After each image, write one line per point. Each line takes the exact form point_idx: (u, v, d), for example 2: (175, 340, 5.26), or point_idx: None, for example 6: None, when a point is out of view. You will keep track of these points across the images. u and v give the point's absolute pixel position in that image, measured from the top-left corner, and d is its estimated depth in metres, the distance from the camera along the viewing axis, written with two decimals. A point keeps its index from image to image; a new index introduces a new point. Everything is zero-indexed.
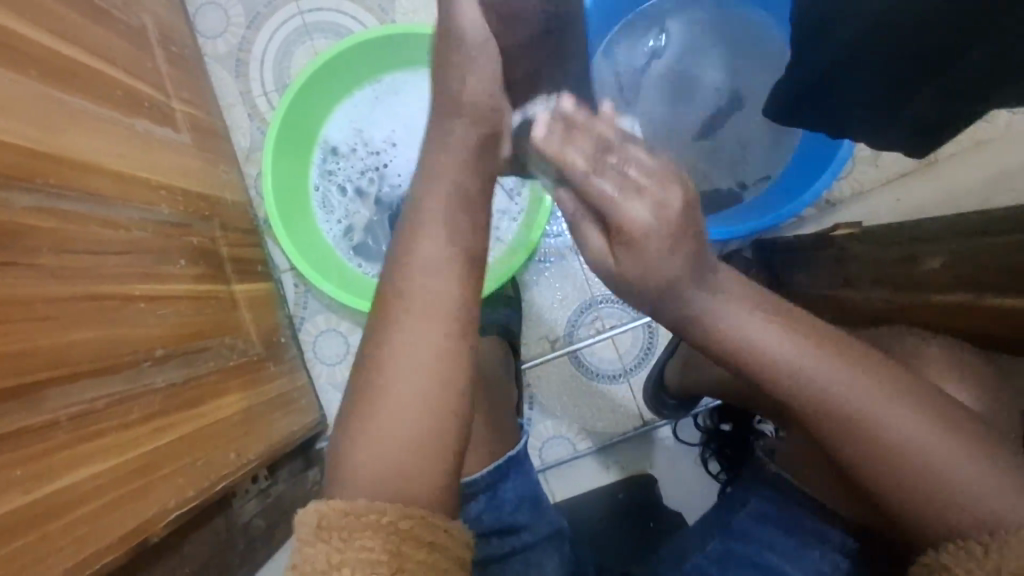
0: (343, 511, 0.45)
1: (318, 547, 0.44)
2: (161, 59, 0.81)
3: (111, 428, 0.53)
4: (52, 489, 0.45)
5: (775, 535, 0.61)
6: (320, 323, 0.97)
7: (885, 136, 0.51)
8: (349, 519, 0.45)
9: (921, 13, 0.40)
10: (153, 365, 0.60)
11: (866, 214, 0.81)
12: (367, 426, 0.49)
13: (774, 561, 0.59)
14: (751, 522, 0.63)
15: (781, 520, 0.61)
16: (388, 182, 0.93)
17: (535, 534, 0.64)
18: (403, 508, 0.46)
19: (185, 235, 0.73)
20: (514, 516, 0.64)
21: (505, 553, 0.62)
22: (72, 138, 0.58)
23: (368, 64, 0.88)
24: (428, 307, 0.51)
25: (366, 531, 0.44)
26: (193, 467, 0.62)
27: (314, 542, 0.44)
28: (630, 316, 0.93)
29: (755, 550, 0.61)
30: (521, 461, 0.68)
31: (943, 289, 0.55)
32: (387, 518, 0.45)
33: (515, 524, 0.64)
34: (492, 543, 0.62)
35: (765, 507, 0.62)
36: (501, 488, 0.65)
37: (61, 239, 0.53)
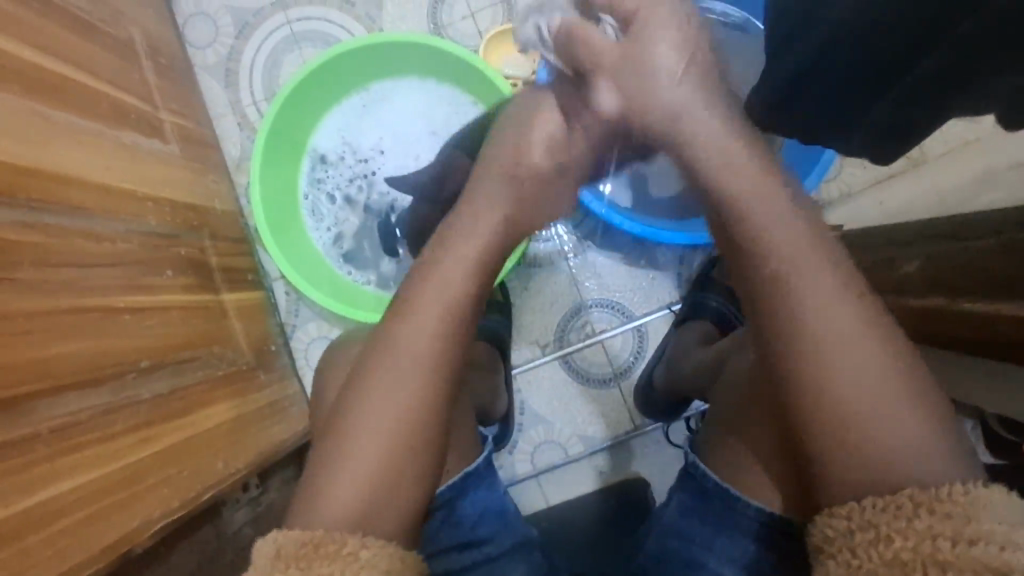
0: (302, 541, 0.44)
1: (275, 575, 0.42)
2: (149, 70, 0.82)
3: (93, 443, 0.53)
4: (33, 503, 0.46)
5: (695, 526, 0.60)
6: (311, 331, 0.97)
7: (854, 141, 0.52)
8: (308, 548, 0.43)
9: (884, 22, 0.41)
10: (139, 377, 0.61)
11: (850, 216, 0.81)
12: (354, 444, 0.51)
13: (699, 554, 0.59)
14: (676, 516, 0.62)
15: (716, 519, 0.59)
16: (376, 189, 0.93)
17: (498, 546, 0.64)
18: (362, 538, 0.45)
19: (174, 246, 0.74)
20: (474, 530, 0.64)
21: (465, 566, 0.62)
22: (57, 152, 0.59)
23: (355, 72, 0.88)
24: (415, 336, 0.55)
25: (325, 560, 0.43)
26: (180, 477, 0.62)
27: (271, 571, 0.42)
28: (620, 320, 0.93)
29: (692, 549, 0.60)
30: (485, 474, 0.67)
31: (921, 292, 0.55)
32: (349, 548, 0.44)
33: (475, 538, 0.63)
34: (452, 557, 0.62)
35: (688, 500, 0.61)
36: (460, 504, 0.63)
37: (44, 253, 0.54)
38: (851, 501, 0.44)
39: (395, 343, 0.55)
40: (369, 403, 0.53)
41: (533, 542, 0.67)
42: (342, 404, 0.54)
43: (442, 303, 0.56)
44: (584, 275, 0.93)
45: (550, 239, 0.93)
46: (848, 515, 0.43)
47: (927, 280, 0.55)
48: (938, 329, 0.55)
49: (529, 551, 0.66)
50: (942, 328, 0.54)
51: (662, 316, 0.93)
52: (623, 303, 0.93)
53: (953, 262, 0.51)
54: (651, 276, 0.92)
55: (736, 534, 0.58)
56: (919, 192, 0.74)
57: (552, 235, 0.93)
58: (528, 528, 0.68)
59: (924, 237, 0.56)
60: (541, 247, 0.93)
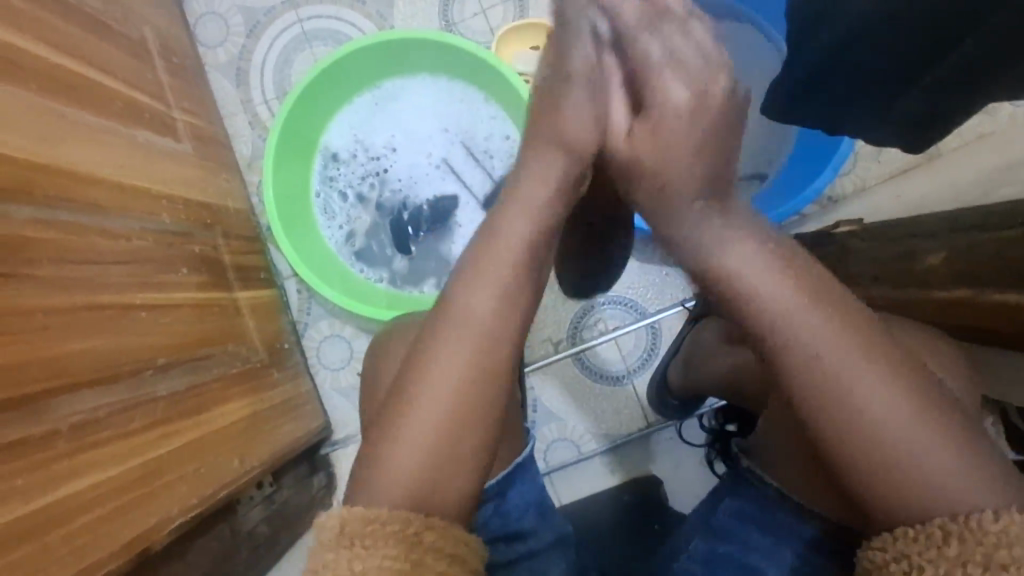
0: (367, 519, 0.46)
1: (341, 552, 0.44)
2: (161, 69, 0.82)
3: (112, 438, 0.53)
4: (52, 501, 0.45)
5: (751, 531, 0.58)
6: (323, 329, 0.97)
7: (878, 133, 0.51)
8: (371, 528, 0.46)
9: (909, 9, 0.41)
10: (155, 374, 0.61)
11: (866, 210, 0.80)
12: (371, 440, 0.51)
13: (756, 562, 0.57)
14: (729, 520, 0.60)
15: (780, 528, 0.57)
16: (389, 187, 0.93)
17: (540, 542, 0.64)
18: (425, 519, 0.47)
19: (187, 244, 0.74)
20: (520, 523, 0.63)
21: (510, 559, 0.62)
22: (73, 149, 0.59)
23: (368, 70, 0.88)
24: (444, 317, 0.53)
25: (388, 540, 0.45)
26: (198, 473, 0.62)
27: (336, 547, 0.45)
28: (633, 318, 0.93)
29: (748, 554, 0.57)
30: (528, 467, 0.65)
31: (948, 285, 0.54)
32: (411, 529, 0.46)
33: (521, 531, 0.63)
34: (499, 548, 0.62)
35: (743, 504, 0.60)
36: (509, 495, 0.62)
37: (61, 250, 0.54)
38: (885, 530, 0.43)
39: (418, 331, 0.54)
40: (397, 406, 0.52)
41: (570, 540, 0.68)
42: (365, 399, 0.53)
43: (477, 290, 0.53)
44: None
45: None
46: (883, 546, 0.42)
47: (955, 272, 0.53)
48: (966, 319, 0.54)
49: (565, 549, 0.66)
50: (972, 318, 0.53)
51: (675, 313, 0.92)
52: (636, 300, 0.93)
53: (981, 254, 0.50)
54: (664, 272, 0.92)
55: (788, 540, 0.56)
56: (937, 185, 0.73)
57: None
58: (563, 524, 0.68)
59: (950, 230, 0.55)
60: None
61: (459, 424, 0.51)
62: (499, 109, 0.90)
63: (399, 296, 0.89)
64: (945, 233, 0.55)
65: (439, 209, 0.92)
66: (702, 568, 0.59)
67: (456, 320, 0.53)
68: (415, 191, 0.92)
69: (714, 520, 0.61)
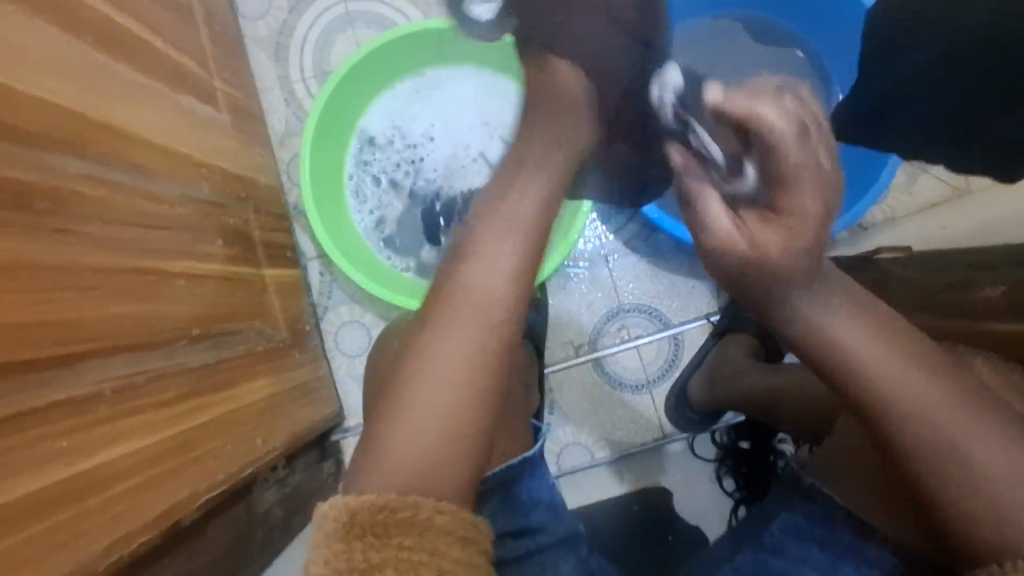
0: (375, 508, 0.44)
1: (353, 542, 0.42)
2: (205, 36, 0.80)
3: (147, 406, 0.51)
4: (91, 466, 0.44)
5: (807, 548, 0.57)
6: (343, 314, 0.95)
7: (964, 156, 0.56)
8: (383, 515, 0.44)
9: None
10: (188, 344, 0.59)
11: (913, 238, 0.82)
12: (409, 421, 0.51)
13: None
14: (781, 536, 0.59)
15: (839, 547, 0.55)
16: (423, 176, 0.91)
17: (550, 537, 0.61)
18: (435, 503, 0.46)
19: (222, 215, 0.72)
20: (529, 517, 0.61)
21: (520, 555, 0.59)
22: (122, 106, 0.58)
23: (413, 56, 0.87)
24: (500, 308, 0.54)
25: (402, 527, 0.44)
26: (224, 450, 0.60)
27: (348, 538, 0.43)
28: (656, 327, 0.93)
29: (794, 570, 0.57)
30: (538, 464, 0.64)
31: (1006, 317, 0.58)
32: (424, 514, 0.45)
33: (531, 526, 0.60)
34: (508, 544, 0.59)
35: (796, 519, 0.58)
36: (517, 488, 0.61)
37: (108, 209, 0.52)
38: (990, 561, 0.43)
39: (458, 315, 0.54)
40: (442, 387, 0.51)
41: (582, 537, 0.64)
42: (404, 392, 0.52)
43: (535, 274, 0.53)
44: (625, 279, 0.93)
45: (592, 240, 0.92)
46: None
47: None
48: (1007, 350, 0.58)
49: (575, 547, 0.62)
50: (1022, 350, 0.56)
51: (699, 325, 0.92)
52: (660, 310, 0.93)
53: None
54: (691, 285, 0.92)
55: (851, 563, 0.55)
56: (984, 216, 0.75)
57: (595, 236, 0.93)
58: (574, 522, 0.64)
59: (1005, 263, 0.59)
60: (584, 247, 0.93)
61: None
62: None
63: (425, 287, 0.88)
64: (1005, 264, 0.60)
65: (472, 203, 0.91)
66: None
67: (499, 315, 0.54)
68: (450, 182, 0.91)
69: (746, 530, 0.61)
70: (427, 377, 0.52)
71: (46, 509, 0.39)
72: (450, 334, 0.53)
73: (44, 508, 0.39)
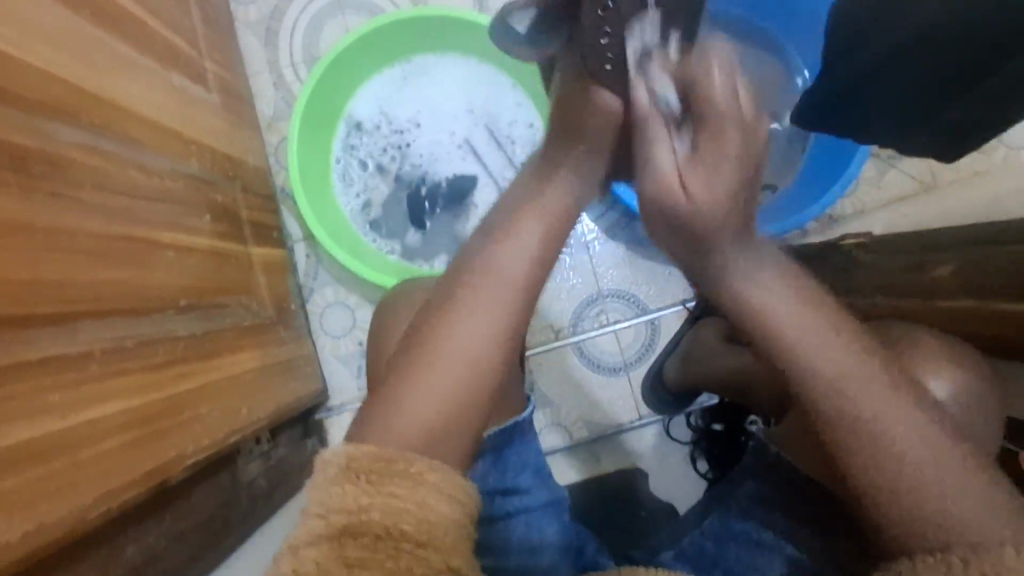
0: (375, 457, 0.46)
1: (347, 487, 0.44)
2: (197, 17, 0.82)
3: (136, 368, 0.53)
4: (82, 421, 0.45)
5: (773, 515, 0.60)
6: (328, 295, 0.97)
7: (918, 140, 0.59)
8: (379, 465, 0.46)
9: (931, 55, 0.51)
10: (176, 314, 0.61)
11: (880, 226, 0.85)
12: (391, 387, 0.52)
13: (772, 542, 0.59)
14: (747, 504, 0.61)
15: None
16: (409, 161, 0.93)
17: (536, 499, 0.64)
18: (430, 461, 0.47)
19: (211, 192, 0.74)
20: (518, 479, 0.63)
21: (507, 513, 0.62)
22: (116, 81, 0.59)
23: (401, 43, 0.89)
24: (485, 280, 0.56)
25: (396, 479, 0.45)
26: (211, 417, 0.62)
27: (342, 482, 0.44)
28: (634, 312, 0.96)
29: (763, 535, 0.60)
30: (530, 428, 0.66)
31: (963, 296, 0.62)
32: (417, 469, 0.46)
33: (518, 487, 0.63)
34: (495, 502, 0.62)
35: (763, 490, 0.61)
36: (508, 451, 0.63)
37: (102, 178, 0.54)
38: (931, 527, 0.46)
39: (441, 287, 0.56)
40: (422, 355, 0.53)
41: (566, 503, 0.67)
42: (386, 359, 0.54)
43: (514, 253, 0.56)
44: (605, 266, 0.95)
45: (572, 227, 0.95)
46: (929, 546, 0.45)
47: None
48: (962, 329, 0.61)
49: (559, 512, 0.65)
50: (976, 327, 0.60)
51: (676, 311, 0.96)
52: (639, 296, 0.96)
53: (976, 265, 0.59)
54: (669, 271, 0.95)
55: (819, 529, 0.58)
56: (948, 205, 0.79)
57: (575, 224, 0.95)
58: (559, 489, 0.67)
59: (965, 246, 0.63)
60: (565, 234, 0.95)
61: (482, 380, 0.53)
62: (525, 96, 0.93)
63: (409, 269, 0.90)
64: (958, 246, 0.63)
65: (457, 187, 0.93)
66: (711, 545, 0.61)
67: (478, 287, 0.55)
68: (435, 167, 0.94)
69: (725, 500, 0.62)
70: (409, 346, 0.54)
71: (42, 455, 0.41)
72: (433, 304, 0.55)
73: (41, 455, 0.41)
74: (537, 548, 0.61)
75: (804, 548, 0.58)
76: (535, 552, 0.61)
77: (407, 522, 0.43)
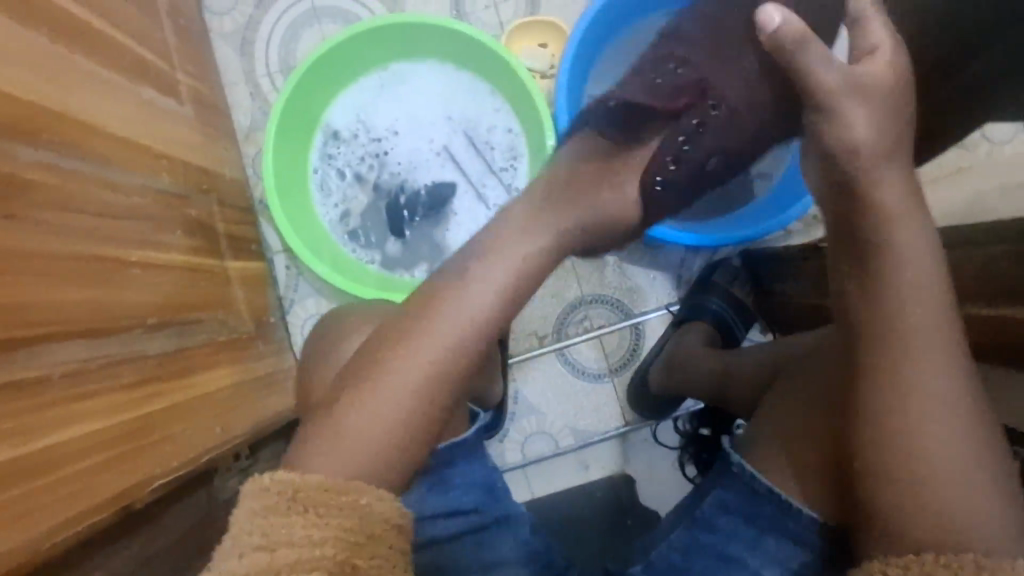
0: (322, 488, 0.45)
1: (292, 519, 0.43)
2: (169, 29, 0.81)
3: (101, 389, 0.52)
4: (42, 446, 0.44)
5: (737, 523, 0.58)
6: (308, 307, 0.96)
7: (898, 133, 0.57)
8: (327, 495, 0.45)
9: None
10: (147, 332, 0.60)
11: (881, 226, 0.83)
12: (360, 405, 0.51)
13: (737, 552, 0.58)
14: (713, 512, 0.59)
15: (766, 520, 0.57)
16: (387, 170, 0.93)
17: (485, 517, 0.64)
18: (377, 491, 0.46)
19: (184, 207, 0.73)
20: (461, 500, 0.63)
21: (453, 534, 0.62)
22: (79, 96, 0.58)
23: (377, 51, 0.89)
24: (454, 302, 0.56)
25: (342, 510, 0.44)
26: (184, 436, 0.61)
27: (286, 512, 0.43)
28: (618, 317, 0.95)
29: (732, 545, 0.58)
30: (473, 447, 0.66)
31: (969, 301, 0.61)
32: (365, 499, 0.45)
33: (463, 508, 0.63)
34: (438, 525, 0.62)
35: (727, 497, 0.58)
36: (449, 473, 0.64)
37: (64, 197, 0.53)
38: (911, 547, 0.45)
39: (421, 311, 0.56)
40: (383, 375, 0.52)
41: (522, 517, 0.65)
42: (356, 378, 0.53)
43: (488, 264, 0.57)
44: (589, 270, 0.95)
45: None
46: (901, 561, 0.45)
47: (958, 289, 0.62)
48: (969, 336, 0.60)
49: (513, 526, 0.64)
50: (984, 334, 0.59)
51: (659, 316, 0.95)
52: (623, 301, 0.95)
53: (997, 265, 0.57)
54: (653, 275, 0.95)
55: (782, 537, 0.56)
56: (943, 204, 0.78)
57: None
58: (514, 504, 0.66)
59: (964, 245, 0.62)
60: None
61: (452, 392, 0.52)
62: (503, 103, 0.92)
63: (389, 279, 0.89)
64: (965, 248, 0.62)
65: (436, 196, 0.92)
66: (681, 557, 0.60)
67: (450, 309, 0.55)
68: (414, 175, 0.93)
69: (698, 511, 0.60)
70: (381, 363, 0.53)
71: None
72: (413, 324, 0.55)
73: None
74: (490, 564, 0.62)
75: (768, 558, 0.56)
76: (488, 569, 0.62)
77: (360, 558, 0.42)
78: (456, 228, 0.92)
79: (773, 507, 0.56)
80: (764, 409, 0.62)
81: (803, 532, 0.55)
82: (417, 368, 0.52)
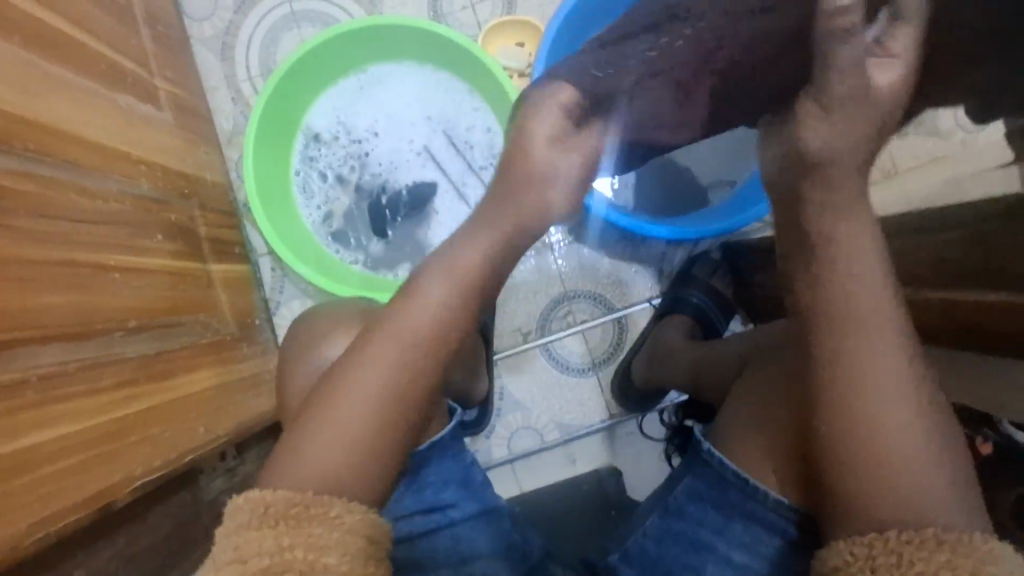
0: (291, 501, 0.46)
1: (263, 530, 0.44)
2: (146, 36, 0.82)
3: (79, 392, 0.53)
4: (20, 447, 0.45)
5: (706, 510, 0.59)
6: (294, 308, 0.97)
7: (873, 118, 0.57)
8: (297, 508, 0.46)
9: None
10: (125, 336, 0.61)
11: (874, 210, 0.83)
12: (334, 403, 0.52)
13: (706, 537, 0.59)
14: (685, 500, 0.61)
15: (733, 507, 0.58)
16: (369, 171, 0.94)
17: (461, 512, 0.64)
18: (347, 504, 0.47)
19: (162, 212, 0.73)
20: (437, 497, 0.64)
21: (430, 529, 0.63)
22: (53, 103, 0.59)
23: (355, 53, 0.89)
24: (422, 303, 0.54)
25: (314, 520, 0.45)
26: (164, 437, 0.62)
27: (258, 525, 0.44)
28: (601, 311, 0.96)
29: (701, 531, 0.59)
30: (452, 445, 0.67)
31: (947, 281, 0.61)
32: (335, 511, 0.46)
33: (438, 504, 0.64)
34: (415, 521, 0.63)
35: (697, 486, 0.60)
36: (424, 473, 0.64)
37: (39, 204, 0.54)
38: (873, 530, 0.45)
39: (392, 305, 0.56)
40: (356, 374, 0.53)
41: (502, 510, 0.67)
42: (332, 377, 0.54)
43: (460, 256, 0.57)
44: (571, 265, 0.95)
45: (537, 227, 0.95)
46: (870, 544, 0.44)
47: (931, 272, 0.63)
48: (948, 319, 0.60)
49: (491, 520, 0.66)
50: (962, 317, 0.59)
51: (641, 309, 0.96)
52: (606, 295, 0.96)
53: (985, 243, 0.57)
54: (635, 269, 0.95)
55: (749, 522, 0.57)
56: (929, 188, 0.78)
57: None
58: (493, 497, 0.67)
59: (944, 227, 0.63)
60: None
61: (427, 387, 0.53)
62: (481, 101, 0.92)
63: (373, 278, 0.90)
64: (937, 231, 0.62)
65: (417, 195, 0.93)
66: (654, 544, 0.62)
67: (414, 305, 0.55)
68: (395, 175, 0.94)
69: (670, 499, 0.62)
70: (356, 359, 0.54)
71: None
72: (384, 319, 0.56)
73: None
74: (467, 557, 0.62)
75: (736, 542, 0.57)
76: (466, 562, 0.62)
77: (331, 555, 0.43)
78: (438, 227, 0.93)
79: (738, 491, 0.57)
80: (735, 395, 0.63)
81: (773, 518, 0.56)
82: (387, 366, 0.52)
